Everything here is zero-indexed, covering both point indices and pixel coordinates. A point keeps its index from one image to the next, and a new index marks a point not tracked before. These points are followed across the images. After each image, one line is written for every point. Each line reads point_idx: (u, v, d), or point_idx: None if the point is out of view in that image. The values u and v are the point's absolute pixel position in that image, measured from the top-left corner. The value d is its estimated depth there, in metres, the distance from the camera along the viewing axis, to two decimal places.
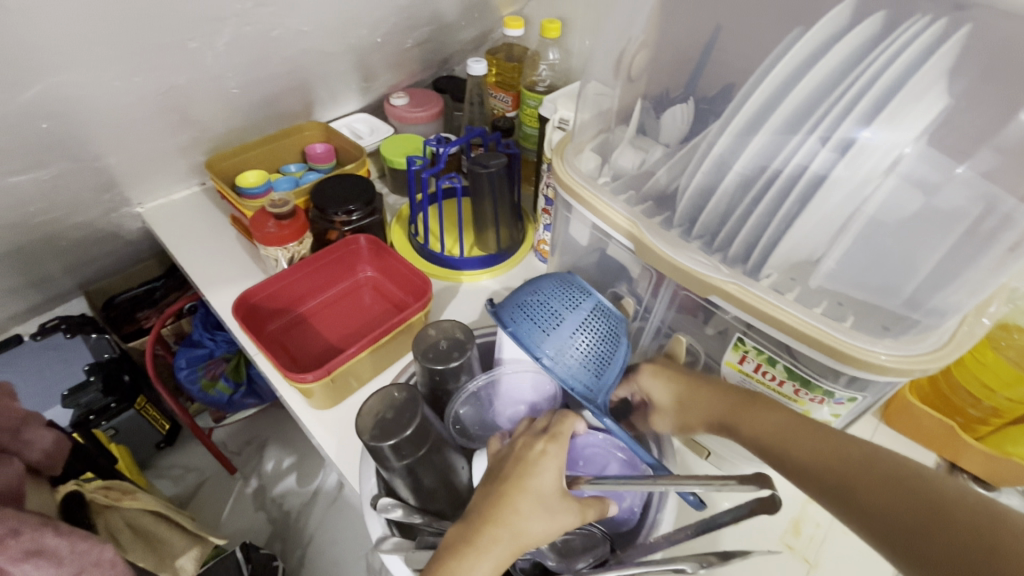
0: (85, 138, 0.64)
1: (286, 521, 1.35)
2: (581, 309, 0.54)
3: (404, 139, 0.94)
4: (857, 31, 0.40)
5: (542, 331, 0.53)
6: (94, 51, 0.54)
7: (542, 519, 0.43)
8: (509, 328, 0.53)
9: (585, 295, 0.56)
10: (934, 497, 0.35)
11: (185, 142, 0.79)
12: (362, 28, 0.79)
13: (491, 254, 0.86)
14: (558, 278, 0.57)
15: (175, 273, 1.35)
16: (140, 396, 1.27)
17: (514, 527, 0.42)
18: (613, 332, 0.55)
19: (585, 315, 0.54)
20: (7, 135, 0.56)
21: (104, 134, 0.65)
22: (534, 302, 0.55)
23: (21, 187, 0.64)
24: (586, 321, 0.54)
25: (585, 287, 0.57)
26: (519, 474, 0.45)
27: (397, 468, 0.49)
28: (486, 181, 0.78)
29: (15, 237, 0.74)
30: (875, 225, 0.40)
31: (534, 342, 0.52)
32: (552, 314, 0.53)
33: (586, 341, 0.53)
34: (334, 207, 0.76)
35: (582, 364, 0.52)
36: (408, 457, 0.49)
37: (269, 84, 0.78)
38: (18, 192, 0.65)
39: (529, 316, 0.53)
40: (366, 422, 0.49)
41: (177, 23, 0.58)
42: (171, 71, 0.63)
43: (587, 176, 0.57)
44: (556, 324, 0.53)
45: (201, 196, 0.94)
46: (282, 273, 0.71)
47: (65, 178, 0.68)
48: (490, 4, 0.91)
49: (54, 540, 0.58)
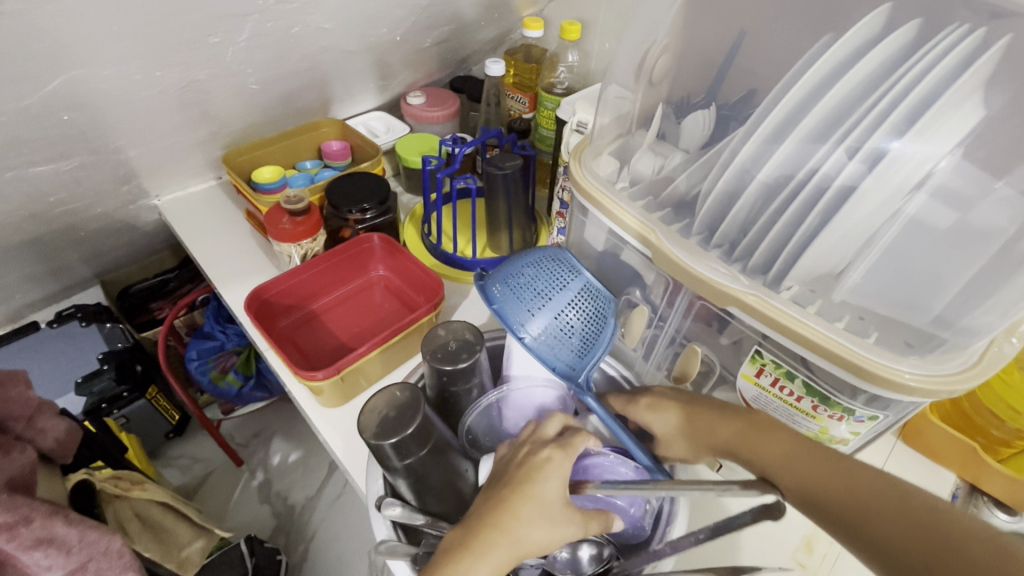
0: (106, 131, 0.64)
1: (291, 515, 1.35)
2: (567, 290, 0.54)
3: (420, 138, 0.94)
4: (890, 41, 0.39)
5: (527, 310, 0.53)
6: (118, 45, 0.55)
7: (542, 529, 0.42)
8: (494, 305, 0.53)
9: (575, 274, 0.55)
10: (950, 530, 0.32)
11: (203, 136, 0.79)
12: (382, 27, 0.79)
13: (504, 256, 0.85)
14: (548, 255, 0.56)
15: (189, 265, 1.36)
16: (152, 386, 1.28)
17: (513, 536, 0.41)
18: (600, 313, 0.54)
19: (573, 296, 0.54)
20: (31, 127, 0.57)
21: (125, 127, 0.66)
22: (523, 281, 0.54)
23: (42, 177, 0.65)
24: (571, 303, 0.53)
25: (575, 265, 0.56)
26: (523, 481, 0.44)
27: (400, 469, 0.48)
28: (501, 183, 0.78)
29: (35, 226, 0.75)
30: (905, 240, 0.39)
31: (518, 320, 0.52)
32: (539, 293, 0.53)
33: (570, 324, 0.53)
34: (348, 205, 0.76)
35: (566, 343, 0.53)
36: (412, 457, 0.48)
37: (288, 80, 0.78)
38: (40, 182, 0.66)
39: (516, 294, 0.54)
40: (370, 421, 0.49)
41: (200, 19, 0.58)
42: (193, 66, 0.64)
43: (605, 181, 0.56)
44: (541, 304, 0.53)
45: (217, 190, 0.95)
46: (293, 269, 0.71)
47: (85, 170, 0.69)
48: (510, 4, 0.91)
49: (63, 529, 0.59)
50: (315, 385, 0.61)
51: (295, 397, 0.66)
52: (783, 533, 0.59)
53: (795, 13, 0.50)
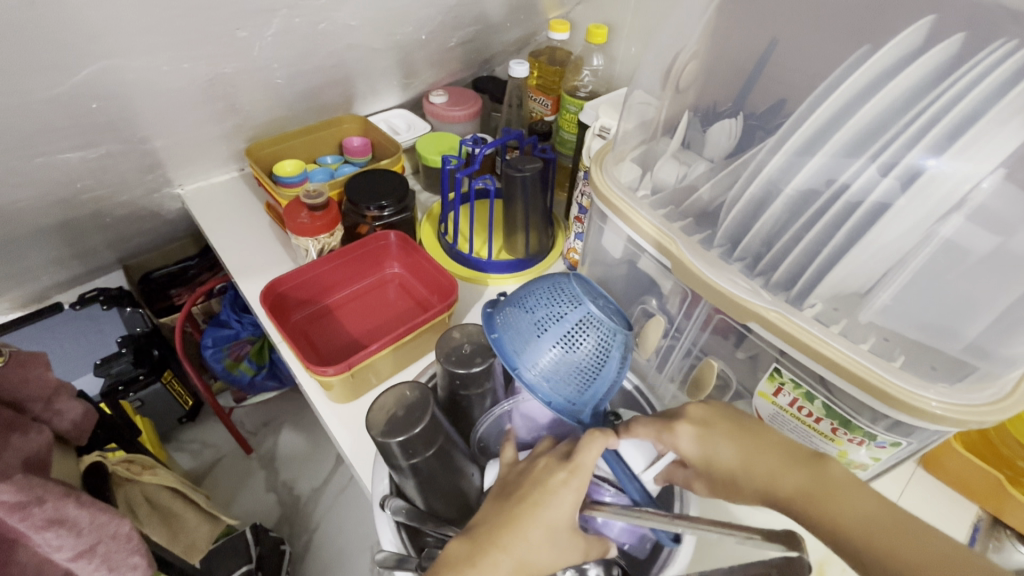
0: (134, 120, 0.65)
1: (296, 505, 1.36)
2: (565, 322, 0.51)
3: (440, 137, 0.94)
4: (931, 55, 0.38)
5: (523, 343, 0.51)
6: (149, 36, 0.55)
7: (550, 554, 0.42)
8: (493, 335, 0.53)
9: (574, 303, 0.52)
10: None
11: (228, 129, 0.80)
12: (408, 26, 0.79)
13: (519, 258, 0.85)
14: (552, 283, 0.54)
15: (209, 254, 1.38)
16: (167, 370, 1.30)
17: (519, 558, 0.41)
18: (603, 344, 0.51)
19: (569, 328, 0.51)
20: (62, 114, 0.58)
21: (152, 118, 0.67)
22: (523, 310, 0.53)
23: (71, 164, 0.66)
24: (568, 335, 0.51)
25: (577, 294, 0.53)
26: (536, 501, 0.43)
27: (404, 468, 0.48)
28: (521, 185, 0.77)
29: (63, 211, 0.77)
30: (939, 262, 0.37)
31: (513, 353, 0.51)
32: (535, 325, 0.52)
33: (566, 357, 0.51)
34: (366, 202, 0.76)
35: (564, 378, 0.51)
36: (417, 457, 0.47)
37: (313, 76, 0.79)
38: (69, 168, 0.67)
39: (515, 325, 0.52)
40: (377, 418, 0.48)
41: (230, 14, 0.58)
42: (221, 60, 0.64)
43: (626, 188, 0.56)
44: (537, 336, 0.51)
45: (239, 182, 0.96)
46: (311, 264, 0.72)
47: (112, 158, 0.70)
48: (537, 5, 0.90)
49: (75, 511, 0.59)
50: (326, 381, 0.61)
51: (305, 390, 0.67)
52: None
53: (829, 24, 0.49)
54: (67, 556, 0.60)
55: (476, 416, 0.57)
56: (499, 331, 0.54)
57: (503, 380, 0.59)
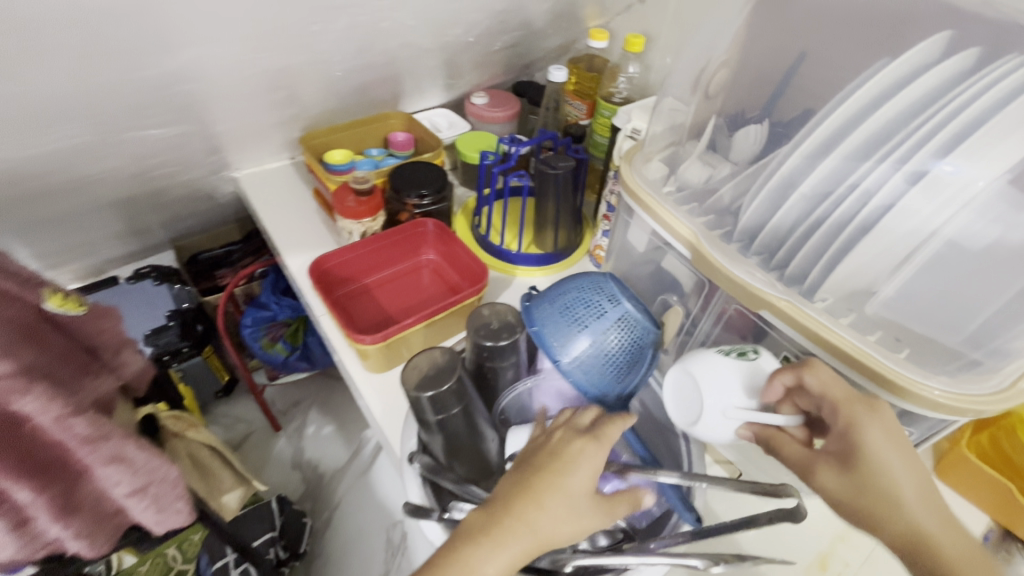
0: (208, 104, 0.72)
1: (318, 483, 1.43)
2: (605, 319, 0.56)
3: (479, 136, 0.99)
4: (941, 68, 0.41)
5: (565, 337, 0.56)
6: (230, 27, 0.62)
7: (565, 528, 0.43)
8: (535, 327, 0.57)
9: (613, 302, 0.57)
10: None
11: (286, 118, 0.87)
12: (457, 29, 0.85)
13: (547, 253, 0.89)
14: (592, 279, 0.58)
15: (254, 239, 1.47)
16: (208, 346, 1.40)
17: (535, 530, 0.42)
18: (637, 341, 0.55)
19: (609, 324, 0.55)
20: (150, 94, 0.65)
21: (224, 103, 0.74)
22: (566, 304, 0.57)
23: (150, 141, 0.74)
24: (608, 330, 0.55)
25: (615, 293, 0.57)
26: (557, 473, 0.44)
27: (432, 424, 0.53)
28: (553, 182, 0.81)
29: (136, 186, 0.85)
30: (941, 259, 0.40)
31: (554, 345, 0.56)
32: (577, 319, 0.56)
33: (604, 350, 0.55)
34: (408, 190, 0.81)
35: (601, 370, 0.55)
36: (444, 413, 0.52)
37: (366, 72, 0.85)
38: (147, 145, 0.75)
39: (558, 317, 0.57)
40: (411, 375, 0.53)
41: (301, 10, 0.65)
42: (288, 53, 0.71)
43: (653, 184, 0.59)
44: (579, 330, 0.55)
45: (290, 169, 1.03)
46: (355, 244, 0.78)
47: (185, 138, 0.77)
48: (578, 15, 0.95)
49: (134, 451, 0.65)
50: (364, 349, 0.66)
51: (343, 361, 0.72)
52: (796, 548, 0.59)
53: (854, 37, 0.52)
54: (126, 489, 0.66)
55: (500, 388, 0.61)
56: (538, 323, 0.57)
57: (528, 359, 0.63)
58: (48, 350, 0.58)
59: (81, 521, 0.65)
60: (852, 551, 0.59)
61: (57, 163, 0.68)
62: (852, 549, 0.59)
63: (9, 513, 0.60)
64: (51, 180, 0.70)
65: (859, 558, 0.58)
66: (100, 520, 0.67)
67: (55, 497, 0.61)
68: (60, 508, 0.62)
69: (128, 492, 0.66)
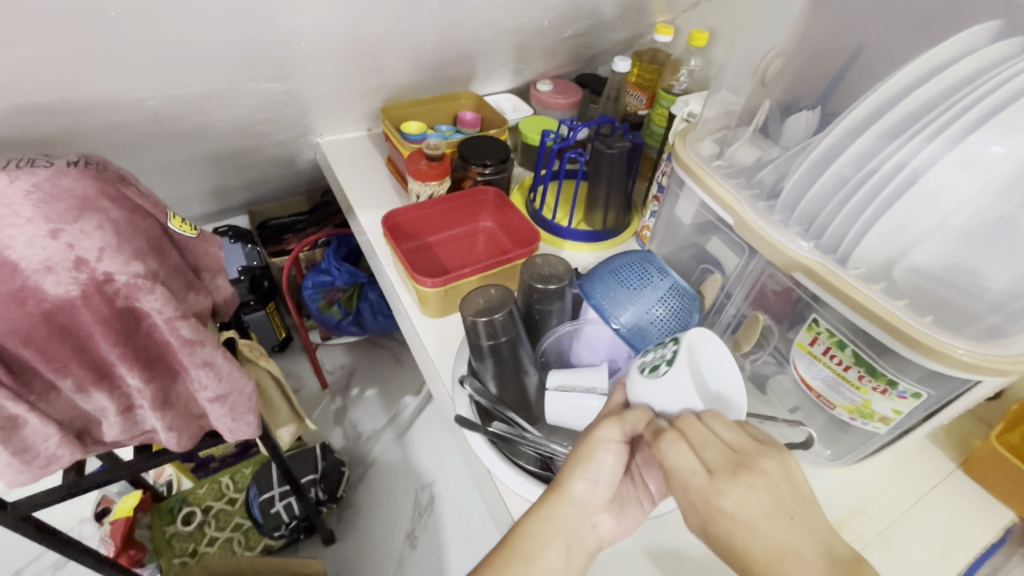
0: (312, 66, 0.82)
1: (357, 440, 1.53)
2: (657, 288, 0.61)
3: (540, 120, 1.05)
4: (980, 56, 0.45)
5: (621, 305, 0.61)
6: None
7: (593, 493, 0.50)
8: (592, 299, 0.63)
9: (662, 274, 0.63)
10: None
11: (371, 88, 0.97)
12: (532, 13, 0.92)
13: (596, 230, 0.94)
14: (639, 256, 0.65)
15: (319, 210, 1.60)
16: (270, 304, 1.54)
17: (570, 500, 0.49)
18: (685, 309, 0.61)
19: (663, 292, 0.61)
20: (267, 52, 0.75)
21: (324, 66, 0.84)
22: (620, 274, 0.63)
23: (258, 97, 0.84)
24: (661, 298, 0.61)
25: (663, 268, 0.63)
26: (584, 455, 0.50)
27: (484, 348, 0.61)
28: (607, 163, 0.87)
29: (237, 140, 0.96)
30: (967, 231, 0.44)
31: (611, 312, 0.61)
32: (633, 287, 0.62)
33: (659, 318, 0.61)
34: (474, 159, 0.89)
35: (657, 334, 0.60)
36: (497, 338, 0.61)
37: (447, 49, 0.93)
38: (255, 101, 0.85)
39: (614, 285, 0.63)
40: (471, 306, 0.62)
41: None
42: (384, 24, 0.80)
43: (704, 159, 0.64)
44: (635, 298, 0.61)
45: (366, 140, 1.13)
46: (423, 204, 0.86)
47: (286, 97, 0.88)
48: (646, 9, 1.00)
49: (222, 361, 0.75)
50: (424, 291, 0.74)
51: (404, 305, 0.80)
52: None
53: (913, 30, 0.55)
54: (210, 394, 0.76)
55: (545, 331, 0.68)
56: (594, 296, 0.63)
57: (572, 307, 0.69)
58: (166, 261, 0.69)
59: (173, 415, 0.75)
60: (868, 523, 0.61)
61: (182, 114, 0.80)
62: (867, 522, 0.62)
63: (119, 395, 0.71)
64: (173, 129, 0.82)
65: (872, 529, 0.61)
66: (185, 417, 0.77)
67: (155, 389, 0.72)
68: (160, 400, 0.73)
69: (209, 397, 0.76)
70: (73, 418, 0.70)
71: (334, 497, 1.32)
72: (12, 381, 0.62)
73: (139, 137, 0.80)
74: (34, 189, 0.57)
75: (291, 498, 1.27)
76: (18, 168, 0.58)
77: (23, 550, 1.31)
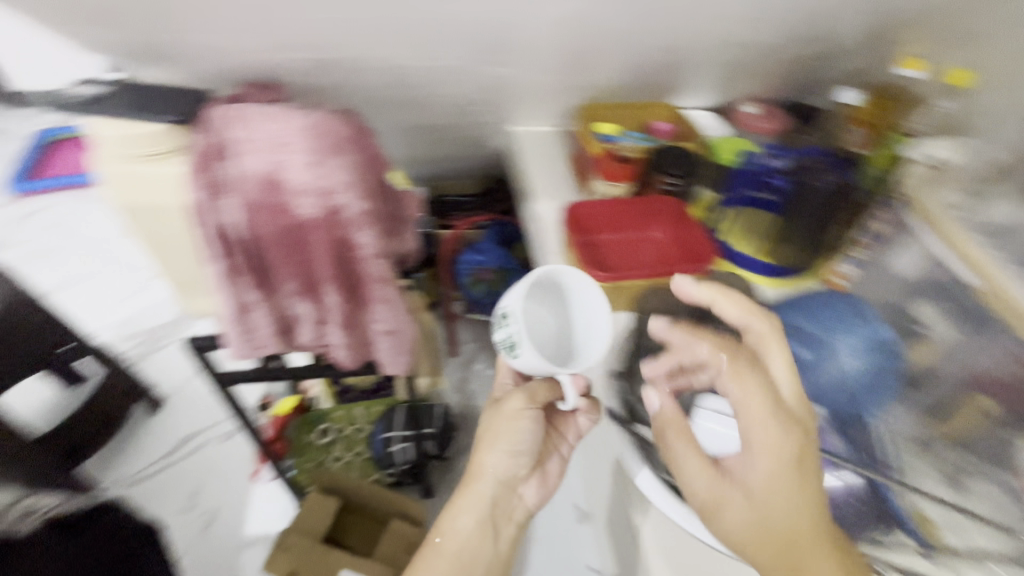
0: (530, 61, 0.88)
1: (471, 412, 1.62)
2: (844, 337, 0.74)
3: (737, 141, 1.00)
4: None
5: (812, 335, 0.74)
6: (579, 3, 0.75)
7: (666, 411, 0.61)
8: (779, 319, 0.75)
9: (861, 323, 0.74)
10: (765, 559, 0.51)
11: (574, 86, 1.01)
12: (759, 29, 0.88)
13: (779, 265, 0.86)
14: (843, 300, 0.77)
15: (488, 195, 1.72)
16: (429, 268, 1.68)
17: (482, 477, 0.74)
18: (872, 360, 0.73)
19: (843, 346, 0.73)
20: (497, 44, 0.82)
21: (540, 62, 0.89)
22: (811, 313, 0.76)
23: (476, 83, 0.93)
24: (845, 352, 0.73)
25: (863, 316, 0.75)
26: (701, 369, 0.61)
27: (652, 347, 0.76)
28: (816, 197, 0.85)
29: (446, 116, 1.08)
30: None
31: (797, 343, 0.74)
32: (814, 335, 0.74)
33: (841, 363, 0.72)
34: (664, 166, 0.90)
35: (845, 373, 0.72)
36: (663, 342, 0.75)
37: (657, 57, 0.94)
38: (473, 86, 0.94)
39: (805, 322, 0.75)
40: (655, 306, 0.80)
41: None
42: (607, 31, 0.83)
43: (944, 211, 0.78)
44: (817, 340, 0.73)
45: (553, 134, 1.19)
46: (605, 202, 0.90)
47: (498, 85, 0.95)
48: (893, 35, 0.90)
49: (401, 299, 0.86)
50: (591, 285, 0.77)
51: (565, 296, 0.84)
52: None
53: None
54: (379, 326, 0.87)
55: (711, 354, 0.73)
56: (781, 316, 0.74)
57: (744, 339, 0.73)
58: (383, 206, 0.80)
59: (352, 336, 0.88)
60: None
61: (418, 83, 0.90)
62: None
63: (319, 309, 0.83)
64: (404, 97, 0.93)
65: None
66: (356, 342, 0.89)
67: (345, 311, 0.83)
68: (347, 319, 0.85)
69: (381, 327, 0.87)
70: (283, 320, 0.84)
71: (441, 456, 1.45)
72: (255, 274, 0.77)
73: (376, 101, 0.92)
74: (312, 127, 0.71)
75: (410, 443, 1.37)
76: (303, 109, 0.73)
77: (204, 419, 1.61)
